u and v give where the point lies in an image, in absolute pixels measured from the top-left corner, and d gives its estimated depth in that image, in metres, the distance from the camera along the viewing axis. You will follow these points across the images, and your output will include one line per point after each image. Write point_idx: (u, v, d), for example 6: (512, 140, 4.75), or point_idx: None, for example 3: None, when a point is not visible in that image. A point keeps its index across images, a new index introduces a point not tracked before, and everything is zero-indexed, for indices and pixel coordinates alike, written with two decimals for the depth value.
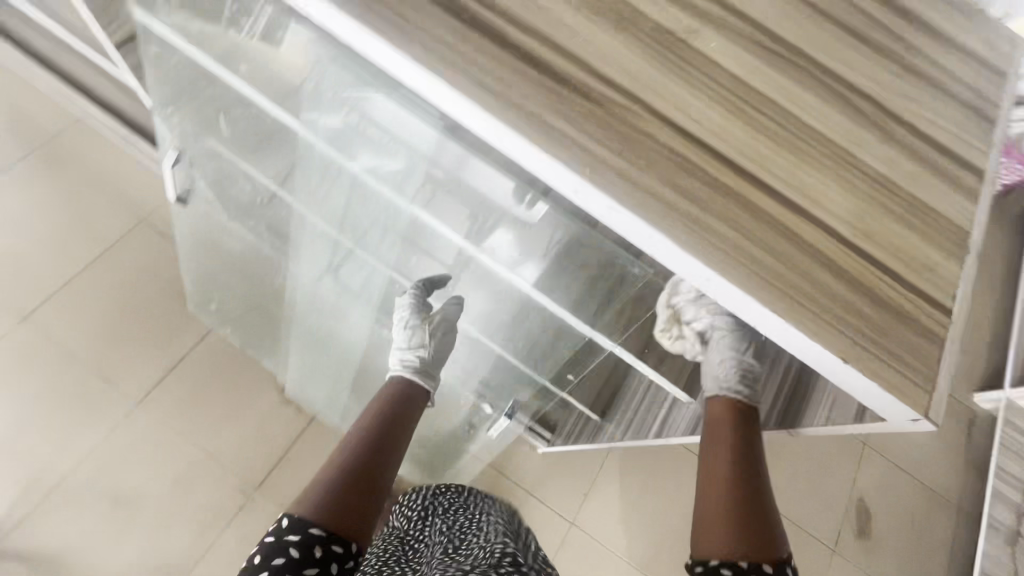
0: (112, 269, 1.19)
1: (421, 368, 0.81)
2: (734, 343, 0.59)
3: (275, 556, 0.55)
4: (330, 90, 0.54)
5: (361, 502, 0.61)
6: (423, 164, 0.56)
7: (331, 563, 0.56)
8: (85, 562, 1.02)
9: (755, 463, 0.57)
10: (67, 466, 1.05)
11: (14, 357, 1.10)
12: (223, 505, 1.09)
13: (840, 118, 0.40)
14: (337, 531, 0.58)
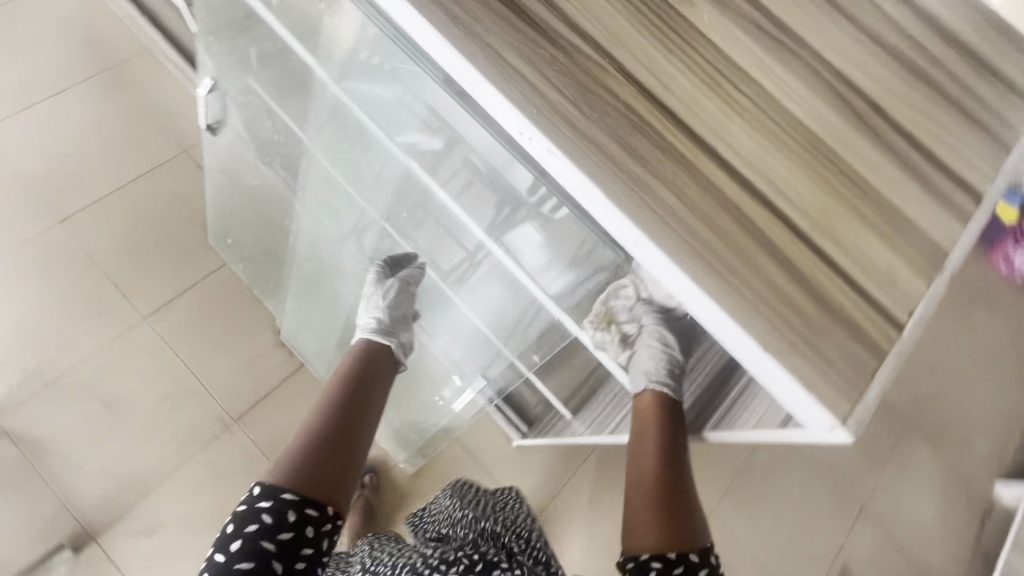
0: (149, 191, 1.25)
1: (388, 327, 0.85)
2: (661, 335, 0.65)
3: (249, 523, 0.57)
4: (369, 54, 0.56)
5: (332, 462, 0.64)
6: (465, 149, 0.57)
7: (302, 526, 0.58)
8: (65, 455, 1.07)
9: (680, 460, 0.63)
10: (70, 364, 1.12)
11: (45, 254, 1.17)
12: (202, 430, 1.13)
13: (831, 107, 0.36)
14: (310, 491, 0.60)
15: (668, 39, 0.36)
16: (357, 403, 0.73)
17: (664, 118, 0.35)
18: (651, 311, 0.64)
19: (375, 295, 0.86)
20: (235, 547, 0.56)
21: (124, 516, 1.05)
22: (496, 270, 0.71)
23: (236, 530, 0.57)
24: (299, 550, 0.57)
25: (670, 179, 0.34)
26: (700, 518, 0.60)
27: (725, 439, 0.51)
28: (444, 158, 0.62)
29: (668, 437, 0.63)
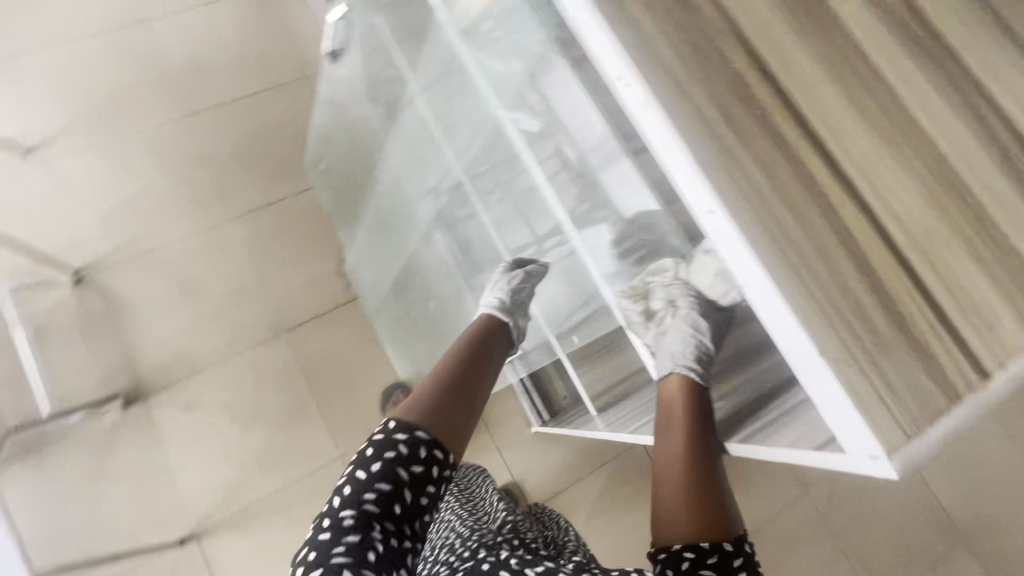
0: (264, 106, 1.35)
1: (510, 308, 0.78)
2: (694, 320, 0.67)
3: (385, 452, 0.51)
4: (512, 33, 0.64)
5: (457, 418, 0.57)
6: (561, 138, 0.68)
7: (431, 468, 0.52)
8: (137, 319, 1.18)
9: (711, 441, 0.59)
10: (161, 241, 1.23)
11: (165, 141, 1.29)
12: (254, 331, 1.21)
13: (981, 116, 0.32)
14: (439, 437, 0.54)
15: (801, 17, 0.34)
16: (475, 364, 0.66)
17: (774, 96, 0.33)
18: (687, 290, 0.66)
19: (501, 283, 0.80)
20: (371, 473, 0.50)
21: (171, 387, 1.15)
22: (561, 258, 0.81)
23: (371, 456, 0.51)
24: (425, 488, 0.52)
25: (765, 158, 0.32)
26: (731, 502, 0.54)
27: (752, 453, 0.48)
28: (539, 140, 0.71)
29: (699, 419, 0.60)
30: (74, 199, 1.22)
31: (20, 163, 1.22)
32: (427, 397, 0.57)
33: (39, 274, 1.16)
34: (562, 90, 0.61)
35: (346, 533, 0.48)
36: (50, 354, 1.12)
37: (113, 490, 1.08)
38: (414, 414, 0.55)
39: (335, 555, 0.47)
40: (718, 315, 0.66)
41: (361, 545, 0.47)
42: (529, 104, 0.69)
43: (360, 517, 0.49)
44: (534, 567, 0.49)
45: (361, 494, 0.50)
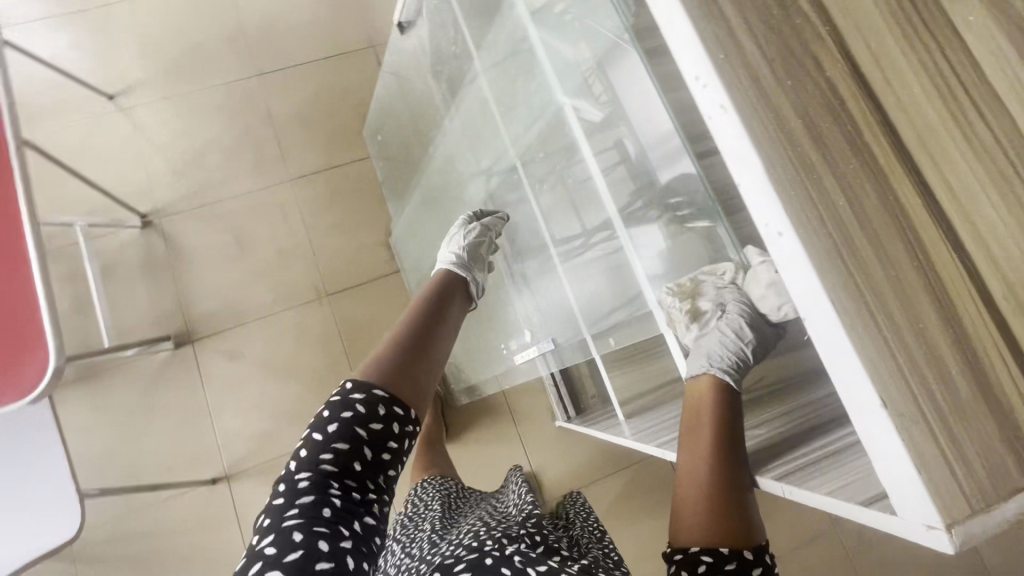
0: (331, 72, 1.37)
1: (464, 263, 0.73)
2: (738, 326, 0.61)
3: (342, 411, 0.48)
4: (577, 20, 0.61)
5: (412, 373, 0.53)
6: (623, 131, 0.65)
7: (392, 425, 0.49)
8: (193, 267, 1.23)
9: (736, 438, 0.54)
10: (222, 195, 1.28)
11: (235, 98, 1.34)
12: (299, 291, 1.25)
13: None
14: (397, 394, 0.50)
15: (915, 29, 0.30)
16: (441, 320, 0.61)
17: (870, 115, 0.30)
18: (738, 296, 0.61)
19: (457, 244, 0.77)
20: (328, 434, 0.47)
21: (218, 335, 1.21)
22: (606, 254, 0.78)
23: (328, 417, 0.48)
24: (386, 445, 0.48)
25: (851, 183, 0.29)
26: (752, 506, 0.50)
27: (783, 493, 0.45)
28: (599, 131, 0.69)
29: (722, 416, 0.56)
30: (147, 147, 1.29)
31: (103, 107, 1.29)
32: (381, 361, 0.53)
33: (110, 215, 1.23)
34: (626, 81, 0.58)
35: (299, 497, 0.44)
36: (114, 291, 1.20)
37: (157, 424, 1.15)
38: (371, 376, 0.51)
39: (285, 521, 0.43)
40: (766, 332, 0.61)
41: (316, 506, 0.44)
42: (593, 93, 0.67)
43: (316, 479, 0.45)
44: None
45: (317, 456, 0.46)
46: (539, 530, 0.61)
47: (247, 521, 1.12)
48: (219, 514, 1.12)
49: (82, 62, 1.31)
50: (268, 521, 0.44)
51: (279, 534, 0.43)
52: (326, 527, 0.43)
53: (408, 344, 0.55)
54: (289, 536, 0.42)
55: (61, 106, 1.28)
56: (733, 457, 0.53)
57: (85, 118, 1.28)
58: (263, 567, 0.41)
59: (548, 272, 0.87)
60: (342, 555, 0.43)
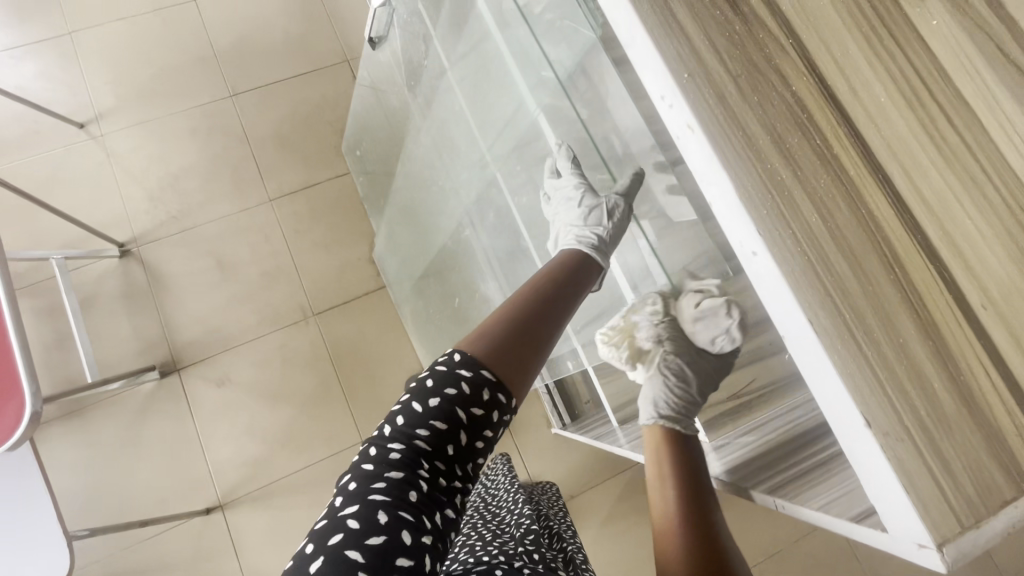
0: (306, 89, 1.36)
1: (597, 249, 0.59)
2: (680, 369, 0.59)
3: (446, 386, 0.42)
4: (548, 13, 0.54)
5: (522, 359, 0.46)
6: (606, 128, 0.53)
7: (492, 413, 0.44)
8: (175, 294, 1.21)
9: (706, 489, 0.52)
10: (201, 219, 1.26)
11: (209, 120, 1.32)
12: (285, 312, 1.23)
13: None
14: (502, 378, 0.45)
15: (878, 37, 0.30)
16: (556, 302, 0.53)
17: (837, 126, 0.29)
18: (677, 335, 0.57)
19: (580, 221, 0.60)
20: (428, 408, 0.42)
21: (205, 361, 1.19)
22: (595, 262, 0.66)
23: (431, 388, 0.42)
24: (482, 433, 0.43)
25: (822, 196, 0.28)
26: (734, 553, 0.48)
27: (776, 507, 0.47)
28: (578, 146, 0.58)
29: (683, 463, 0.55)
30: (122, 174, 1.27)
31: (74, 136, 1.27)
32: (488, 339, 0.46)
33: (88, 245, 1.21)
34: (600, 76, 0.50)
35: (389, 470, 0.39)
36: (95, 322, 1.18)
37: (147, 456, 1.13)
38: (478, 349, 0.45)
39: (371, 494, 0.38)
40: (708, 370, 0.59)
41: (404, 486, 0.39)
42: (577, 91, 0.55)
43: (409, 453, 0.40)
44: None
45: (412, 428, 0.41)
46: (537, 548, 0.61)
47: (244, 549, 1.10)
48: (216, 543, 1.10)
49: (50, 92, 1.29)
50: (354, 487, 0.39)
51: (363, 507, 0.38)
52: (411, 516, 0.38)
53: (520, 330, 0.47)
54: (374, 515, 0.37)
55: (31, 137, 1.26)
56: (700, 503, 0.51)
57: (56, 149, 1.26)
58: (343, 542, 0.36)
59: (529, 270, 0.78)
60: (422, 550, 0.38)
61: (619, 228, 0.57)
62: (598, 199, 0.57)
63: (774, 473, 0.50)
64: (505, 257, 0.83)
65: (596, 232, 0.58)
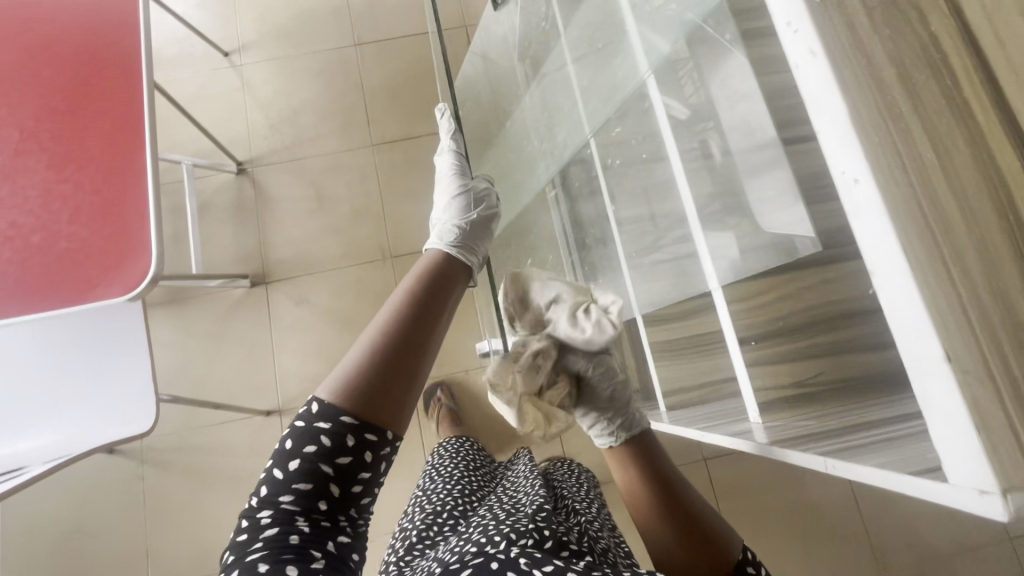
0: (423, 47, 1.43)
1: (461, 240, 0.59)
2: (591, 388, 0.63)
3: (306, 444, 0.43)
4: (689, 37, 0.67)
5: (394, 391, 0.45)
6: (711, 130, 0.73)
7: (363, 453, 0.44)
8: (275, 214, 1.33)
9: (653, 457, 0.65)
10: (309, 152, 1.37)
11: (332, 64, 1.43)
12: (365, 250, 1.32)
13: None
14: (370, 418, 0.44)
15: None
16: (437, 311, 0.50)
17: (976, 72, 0.28)
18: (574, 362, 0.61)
19: (448, 213, 0.63)
20: (289, 472, 0.43)
21: (290, 279, 1.29)
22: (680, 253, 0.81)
23: (290, 451, 0.43)
24: (357, 476, 0.44)
25: (941, 137, 0.28)
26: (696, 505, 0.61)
27: (827, 468, 0.39)
28: (685, 128, 0.75)
29: (641, 456, 0.65)
30: (251, 101, 1.40)
31: (218, 62, 1.42)
32: (350, 380, 0.44)
33: (213, 158, 1.34)
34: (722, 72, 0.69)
35: (263, 531, 0.42)
36: (206, 227, 1.31)
37: (227, 352, 1.25)
38: (340, 394, 0.44)
39: (249, 555, 0.41)
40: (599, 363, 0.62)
41: (283, 534, 0.42)
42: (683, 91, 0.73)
43: (280, 514, 0.43)
44: (543, 569, 0.49)
45: (276, 495, 0.43)
46: (549, 525, 0.60)
47: None
48: (269, 443, 1.21)
49: (206, 20, 1.45)
50: (233, 558, 0.42)
51: (243, 567, 0.41)
52: (295, 551, 0.41)
53: (385, 362, 0.45)
54: (255, 565, 0.40)
55: (184, 57, 1.42)
56: (654, 473, 0.64)
57: (202, 71, 1.41)
58: None
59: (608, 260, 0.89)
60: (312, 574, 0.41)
61: (477, 225, 0.61)
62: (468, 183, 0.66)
63: (818, 442, 0.44)
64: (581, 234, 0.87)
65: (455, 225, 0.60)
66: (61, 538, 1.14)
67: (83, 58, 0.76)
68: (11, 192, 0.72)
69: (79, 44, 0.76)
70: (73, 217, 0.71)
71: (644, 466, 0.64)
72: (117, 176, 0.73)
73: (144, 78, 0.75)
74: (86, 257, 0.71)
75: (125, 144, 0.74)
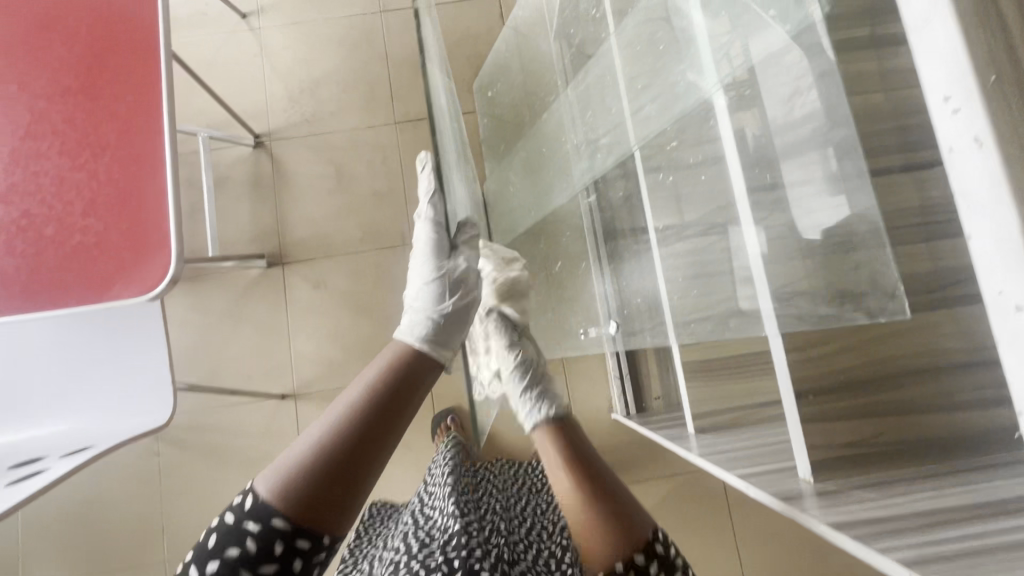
0: (453, 18, 1.33)
1: (432, 337, 0.58)
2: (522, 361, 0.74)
3: (230, 545, 0.43)
4: (738, 32, 0.59)
5: (334, 499, 0.44)
6: (750, 117, 0.64)
7: (293, 561, 0.43)
8: (292, 192, 1.28)
9: (580, 450, 0.64)
10: (329, 127, 1.31)
11: (356, 32, 1.34)
12: (385, 234, 1.27)
13: None
14: (304, 524, 0.44)
15: None
16: (395, 406, 0.49)
17: None
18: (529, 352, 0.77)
19: (423, 298, 0.62)
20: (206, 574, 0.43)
21: (306, 262, 1.25)
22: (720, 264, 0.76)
23: (214, 548, 0.44)
24: None
25: None
26: (631, 502, 0.59)
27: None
28: None
29: (567, 443, 0.65)
30: (270, 69, 1.33)
31: (235, 25, 1.34)
32: (291, 480, 0.44)
33: (229, 130, 1.29)
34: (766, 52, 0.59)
35: None
36: (222, 203, 1.27)
37: (241, 333, 1.23)
38: (276, 494, 0.44)
39: None
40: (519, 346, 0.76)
41: None
42: None
43: None
44: None
45: None
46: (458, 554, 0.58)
47: None
48: (284, 427, 1.20)
49: None
50: None
51: None
52: None
53: (329, 465, 0.45)
54: None
55: (200, 18, 1.34)
56: (583, 464, 0.63)
57: (219, 33, 1.33)
58: None
59: (641, 253, 0.93)
60: None
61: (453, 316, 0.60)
62: (444, 268, 0.63)
63: (899, 536, 0.48)
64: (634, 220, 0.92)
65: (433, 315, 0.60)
66: (78, 510, 1.16)
67: (97, 35, 0.71)
68: (24, 178, 0.68)
69: (93, 19, 0.71)
70: (89, 208, 0.68)
71: (576, 458, 0.63)
72: (135, 167, 0.68)
73: (162, 60, 0.70)
74: (103, 254, 0.67)
75: (142, 131, 0.69)
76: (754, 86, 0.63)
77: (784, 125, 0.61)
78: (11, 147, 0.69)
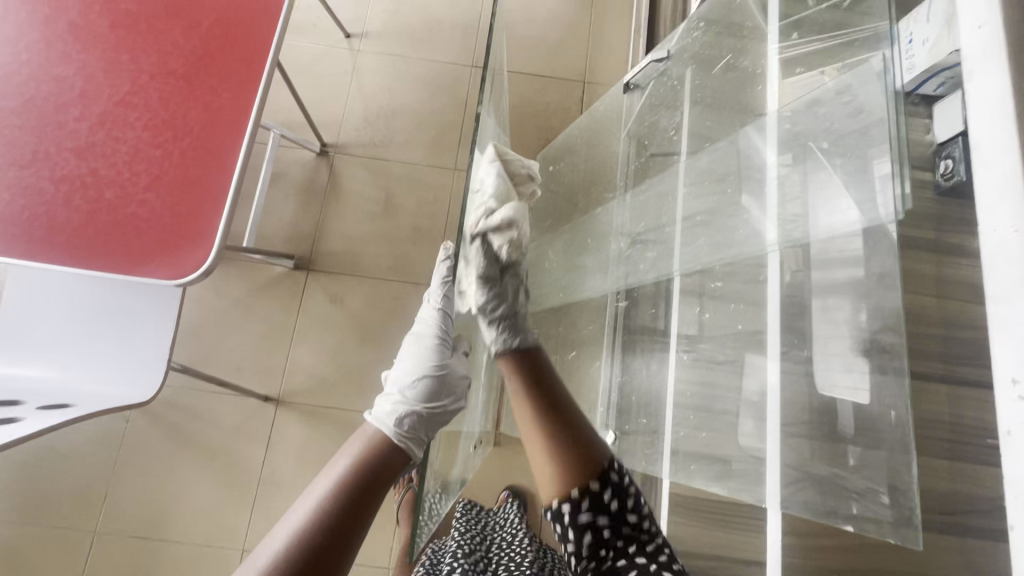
0: (537, 90, 1.40)
1: (414, 432, 0.62)
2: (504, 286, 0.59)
3: None
4: (810, 191, 0.65)
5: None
6: None
7: None
8: (340, 204, 1.31)
9: (543, 370, 0.62)
10: (394, 156, 1.35)
11: (446, 79, 1.41)
12: (414, 270, 1.28)
13: None
14: None
15: None
16: (372, 488, 0.55)
17: None
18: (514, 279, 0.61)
19: (412, 388, 0.63)
20: None
21: (331, 274, 1.27)
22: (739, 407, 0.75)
23: None
24: None
25: None
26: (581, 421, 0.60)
27: None
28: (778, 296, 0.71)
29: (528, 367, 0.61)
30: (356, 89, 1.39)
31: (338, 42, 1.42)
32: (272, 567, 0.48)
33: (301, 133, 1.34)
34: (826, 211, 0.63)
35: None
36: (271, 197, 1.30)
37: (247, 324, 1.23)
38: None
39: None
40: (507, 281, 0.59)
41: None
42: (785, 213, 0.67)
43: None
44: None
45: None
46: None
47: (274, 447, 1.17)
48: (256, 429, 1.18)
49: None
50: None
51: None
52: None
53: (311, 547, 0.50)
54: None
55: (307, 26, 1.42)
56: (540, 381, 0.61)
57: (321, 45, 1.42)
58: None
59: (657, 360, 0.89)
60: None
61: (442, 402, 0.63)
62: (441, 360, 0.64)
63: None
64: (655, 330, 0.91)
65: (416, 407, 0.62)
66: (34, 456, 1.13)
67: (215, 33, 0.76)
68: (104, 140, 0.71)
69: (216, 19, 0.76)
70: (152, 184, 0.70)
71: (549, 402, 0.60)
72: (208, 159, 0.71)
73: (264, 73, 0.74)
74: (149, 230, 0.68)
75: (225, 130, 0.72)
76: (803, 235, 0.65)
77: (823, 272, 0.67)
78: (101, 108, 0.73)
